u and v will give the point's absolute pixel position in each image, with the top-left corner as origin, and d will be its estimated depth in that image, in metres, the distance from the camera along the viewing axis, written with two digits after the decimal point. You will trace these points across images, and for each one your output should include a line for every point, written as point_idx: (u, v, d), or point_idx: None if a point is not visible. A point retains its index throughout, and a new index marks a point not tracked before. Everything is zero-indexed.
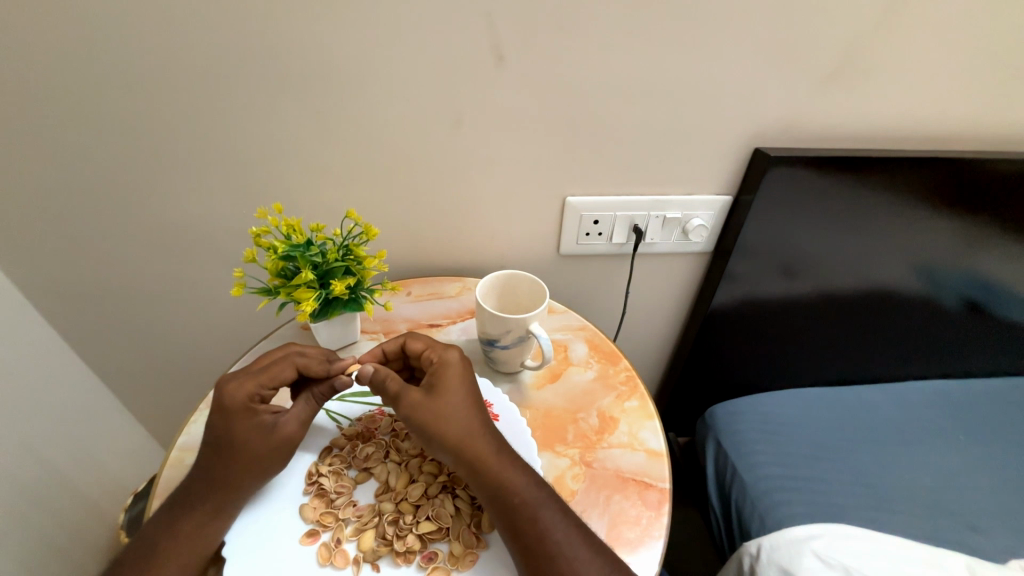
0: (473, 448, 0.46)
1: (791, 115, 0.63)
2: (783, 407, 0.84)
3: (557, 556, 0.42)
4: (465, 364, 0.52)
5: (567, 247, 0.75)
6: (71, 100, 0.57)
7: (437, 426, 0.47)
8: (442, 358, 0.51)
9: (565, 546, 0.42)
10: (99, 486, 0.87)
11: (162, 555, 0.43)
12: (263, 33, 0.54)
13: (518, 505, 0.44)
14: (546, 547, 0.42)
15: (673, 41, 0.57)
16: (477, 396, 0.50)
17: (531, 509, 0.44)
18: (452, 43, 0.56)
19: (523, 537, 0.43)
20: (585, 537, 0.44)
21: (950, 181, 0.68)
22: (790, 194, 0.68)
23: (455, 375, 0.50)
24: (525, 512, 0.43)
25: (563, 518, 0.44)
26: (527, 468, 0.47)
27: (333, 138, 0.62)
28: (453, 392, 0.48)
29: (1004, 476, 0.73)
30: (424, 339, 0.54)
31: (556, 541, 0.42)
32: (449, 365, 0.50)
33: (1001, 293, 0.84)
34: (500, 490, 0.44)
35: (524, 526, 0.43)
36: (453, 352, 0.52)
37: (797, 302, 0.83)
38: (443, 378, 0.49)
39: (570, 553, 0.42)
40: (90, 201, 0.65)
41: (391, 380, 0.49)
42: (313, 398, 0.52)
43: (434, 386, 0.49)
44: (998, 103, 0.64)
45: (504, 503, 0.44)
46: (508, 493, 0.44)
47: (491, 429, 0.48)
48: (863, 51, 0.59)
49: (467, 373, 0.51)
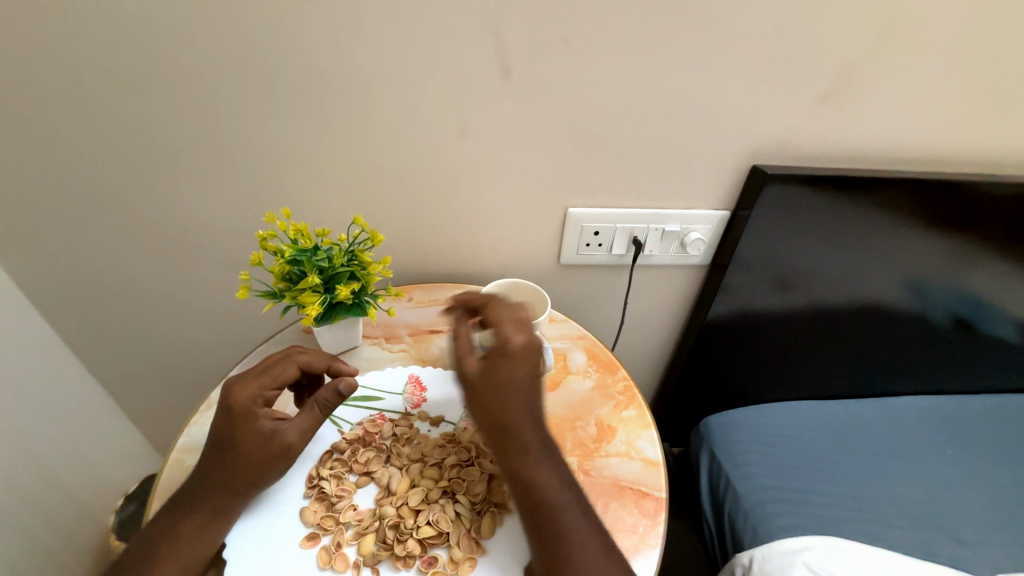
0: (513, 439, 0.45)
1: (787, 134, 0.65)
2: (776, 419, 0.85)
3: (569, 560, 0.42)
4: (528, 353, 0.47)
5: (567, 258, 0.76)
6: (82, 102, 0.58)
7: (482, 410, 0.46)
8: (504, 341, 0.47)
9: (579, 552, 0.42)
10: (93, 488, 0.86)
11: (161, 556, 0.44)
12: (274, 41, 0.55)
13: (539, 502, 0.44)
14: (559, 548, 0.42)
15: (675, 60, 0.59)
16: (533, 386, 0.47)
17: (554, 513, 0.43)
18: (460, 56, 0.57)
19: (539, 533, 0.43)
20: (605, 551, 0.43)
21: (941, 200, 0.70)
22: (785, 210, 0.69)
23: (514, 361, 0.46)
24: (547, 510, 0.44)
25: (584, 524, 0.44)
26: (561, 468, 0.46)
27: (340, 146, 0.63)
28: (507, 379, 0.46)
29: (992, 491, 0.74)
30: (504, 311, 0.51)
31: (571, 545, 0.42)
32: (508, 349, 0.47)
33: (990, 311, 0.86)
34: (526, 486, 0.44)
35: (542, 524, 0.43)
36: (522, 335, 0.48)
37: (791, 316, 0.84)
38: (499, 361, 0.46)
39: (585, 563, 0.42)
40: (95, 202, 0.66)
41: (459, 348, 0.49)
42: (317, 406, 0.49)
43: (488, 369, 0.46)
44: (987, 126, 0.66)
45: (528, 498, 0.44)
46: (532, 490, 0.44)
47: (537, 422, 0.46)
48: (858, 74, 0.61)
49: (529, 360, 0.47)
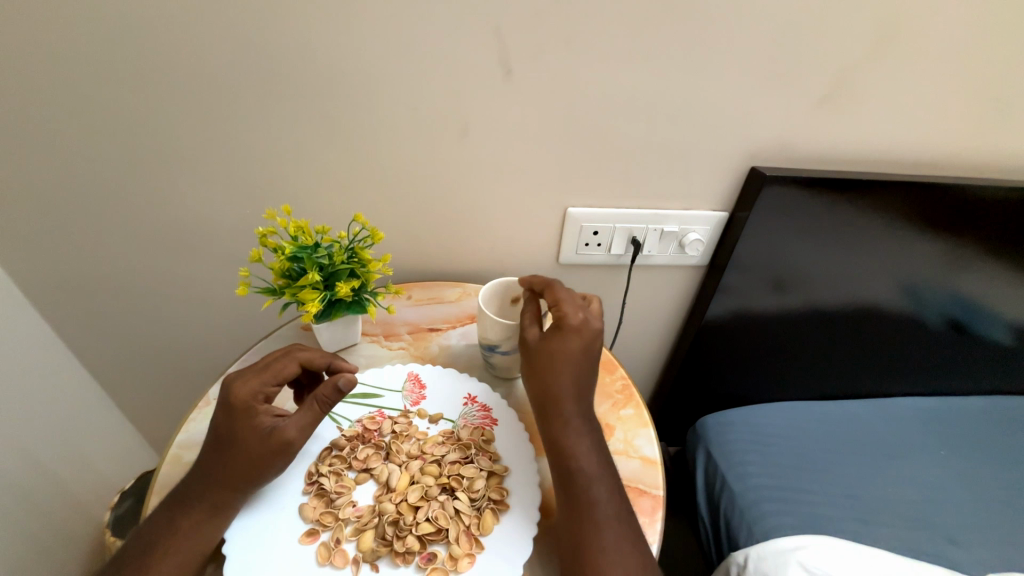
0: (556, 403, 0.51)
1: (786, 137, 0.66)
2: (771, 419, 0.86)
3: (590, 517, 0.46)
4: (582, 334, 0.52)
5: (566, 257, 0.76)
6: (81, 97, 0.58)
7: (534, 373, 0.53)
8: (560, 319, 0.53)
9: (599, 515, 0.46)
10: (88, 484, 0.86)
11: (161, 551, 0.44)
12: (276, 37, 0.55)
13: (571, 462, 0.49)
14: (582, 506, 0.46)
15: (675, 61, 0.59)
16: (583, 362, 0.52)
17: (585, 476, 0.48)
18: (461, 55, 0.57)
19: (568, 490, 0.48)
20: (624, 520, 0.47)
21: (936, 203, 0.71)
22: (783, 212, 0.70)
23: (569, 337, 0.52)
24: (578, 471, 0.48)
25: (610, 495, 0.47)
26: (596, 441, 0.51)
27: (340, 143, 0.63)
28: (560, 351, 0.52)
29: (983, 492, 0.75)
30: (564, 293, 0.56)
31: (594, 507, 0.46)
32: (566, 326, 0.52)
33: (984, 313, 0.87)
34: (562, 445, 0.50)
35: (572, 482, 0.48)
36: (581, 316, 0.53)
37: (788, 317, 0.85)
38: (556, 336, 0.53)
39: (605, 526, 0.45)
40: (93, 197, 0.65)
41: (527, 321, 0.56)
42: (316, 403, 0.49)
43: (545, 341, 0.53)
44: (983, 130, 0.67)
45: (562, 457, 0.49)
46: (566, 450, 0.49)
47: (581, 392, 0.52)
48: (856, 77, 0.61)
49: (582, 338, 0.52)
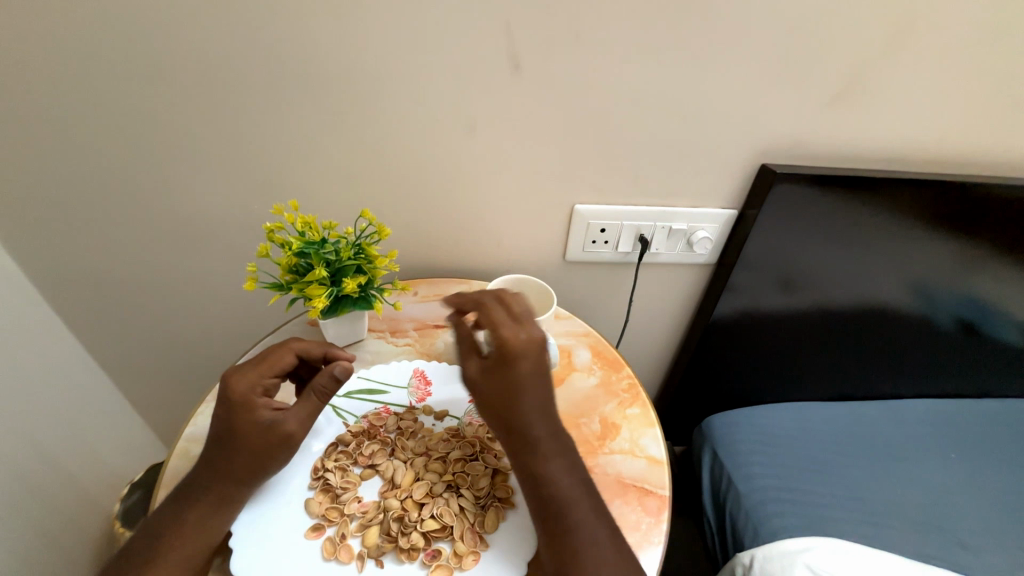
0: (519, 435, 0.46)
1: (797, 134, 0.65)
2: (779, 419, 0.85)
3: (579, 553, 0.42)
4: (530, 351, 0.48)
5: (573, 254, 0.76)
6: (90, 90, 0.58)
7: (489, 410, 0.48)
8: (500, 343, 0.48)
9: (590, 546, 0.42)
10: (97, 475, 0.87)
11: (168, 543, 0.44)
12: (284, 31, 0.55)
13: (549, 495, 0.45)
14: (569, 541, 0.43)
15: (686, 56, 0.58)
16: (540, 382, 0.47)
17: (564, 503, 0.44)
18: (469, 50, 0.57)
19: (550, 525, 0.44)
20: (612, 539, 0.44)
21: (950, 203, 0.70)
22: (793, 210, 0.69)
23: (516, 360, 0.47)
24: (558, 502, 0.44)
25: (595, 519, 0.44)
26: (572, 462, 0.47)
27: (347, 139, 0.63)
28: (513, 379, 0.47)
29: (995, 496, 0.74)
30: (496, 314, 0.50)
31: (582, 540, 0.43)
32: (508, 348, 0.47)
33: (997, 315, 0.86)
34: (537, 479, 0.45)
35: (554, 517, 0.44)
36: (521, 331, 0.49)
37: (796, 316, 0.84)
38: (501, 362, 0.47)
39: (593, 553, 0.42)
40: (102, 190, 0.66)
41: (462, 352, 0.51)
42: (315, 395, 0.49)
43: (492, 371, 0.48)
44: (1000, 128, 0.66)
45: (539, 491, 0.45)
46: (542, 483, 0.45)
47: (548, 417, 0.47)
48: (870, 74, 0.60)
49: (532, 356, 0.48)
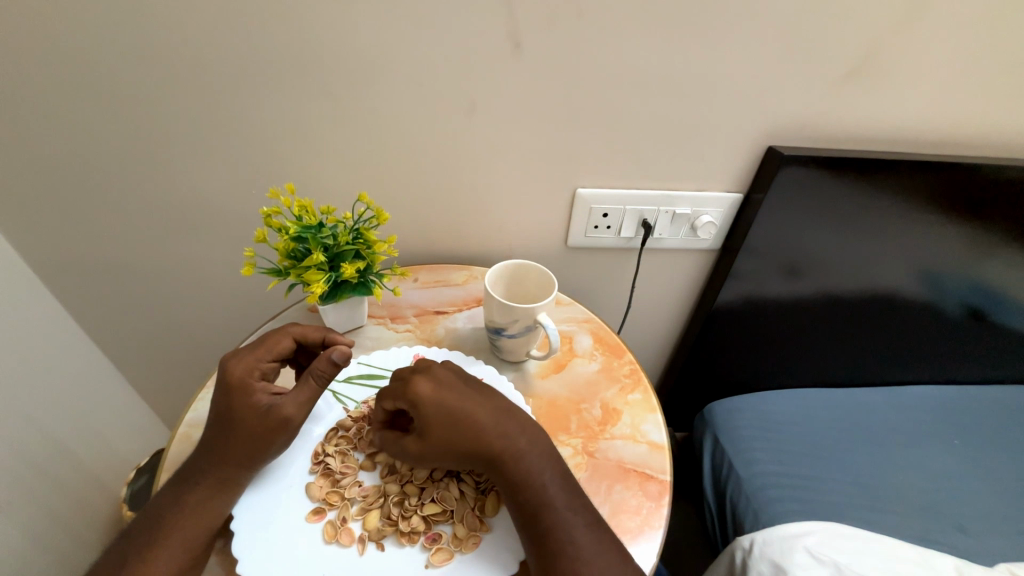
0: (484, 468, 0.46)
1: (804, 116, 0.64)
2: (781, 405, 0.85)
3: (563, 556, 0.42)
4: (438, 393, 0.47)
5: (575, 240, 0.75)
6: (83, 73, 0.57)
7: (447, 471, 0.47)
8: (409, 401, 0.47)
9: (572, 543, 0.42)
10: (104, 460, 0.87)
11: (171, 524, 0.44)
12: (278, 10, 0.54)
13: (523, 501, 0.44)
14: (551, 543, 0.42)
15: (692, 34, 0.57)
16: (471, 412, 0.46)
17: (538, 505, 0.44)
18: (468, 29, 0.56)
19: (531, 529, 0.43)
20: (590, 531, 0.44)
21: (958, 187, 0.68)
22: (800, 194, 0.68)
23: (437, 413, 0.46)
24: (533, 507, 0.44)
25: (573, 512, 0.44)
26: (547, 458, 0.47)
27: (346, 121, 0.62)
28: (439, 430, 0.46)
29: (998, 482, 0.73)
30: (392, 388, 0.50)
31: (564, 539, 0.42)
32: (422, 405, 0.46)
33: (1003, 300, 0.84)
34: (511, 487, 0.45)
35: (532, 519, 0.43)
36: (425, 381, 0.48)
37: (799, 303, 0.83)
38: (423, 423, 0.46)
39: (575, 548, 0.42)
40: (100, 176, 0.65)
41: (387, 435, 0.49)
42: (313, 378, 0.49)
43: (420, 430, 0.47)
44: (1011, 109, 0.64)
45: (515, 500, 0.44)
46: (517, 489, 0.45)
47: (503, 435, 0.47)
48: (879, 53, 0.59)
49: (443, 396, 0.47)
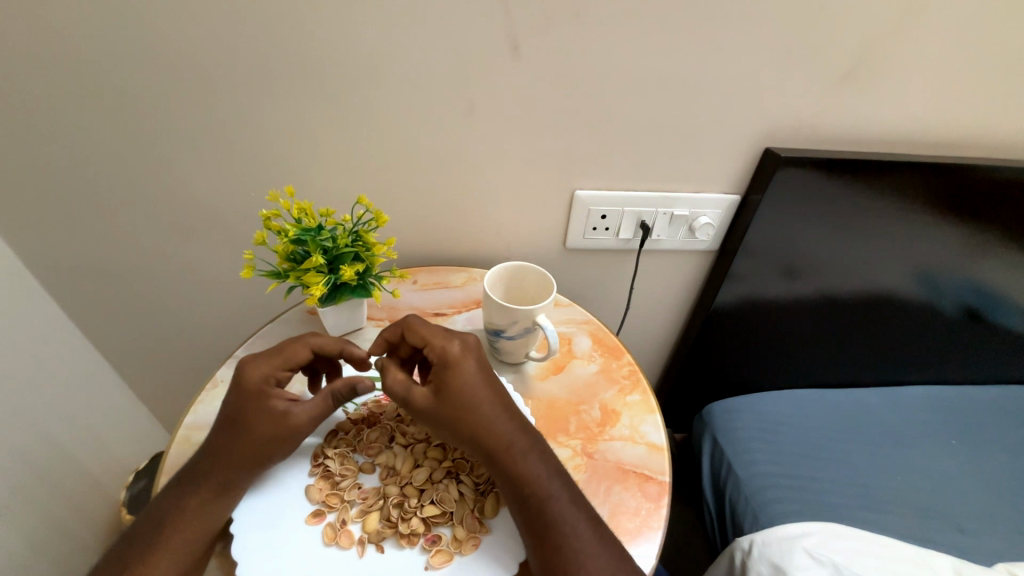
0: (491, 439, 0.46)
1: (801, 117, 0.64)
2: (780, 406, 0.85)
3: (564, 547, 0.42)
4: (468, 355, 0.49)
5: (573, 242, 0.75)
6: (83, 76, 0.57)
7: (450, 426, 0.47)
8: (440, 353, 0.49)
9: (573, 534, 0.43)
10: (103, 463, 0.87)
11: (171, 527, 0.44)
12: (276, 13, 0.54)
13: (525, 495, 0.44)
14: (553, 536, 0.43)
15: (688, 37, 0.57)
16: (488, 385, 0.49)
17: (540, 500, 0.44)
18: (466, 31, 0.56)
19: (532, 524, 0.43)
20: (592, 528, 0.44)
21: (954, 187, 0.69)
22: (797, 196, 0.68)
23: (462, 370, 0.48)
24: (534, 500, 0.44)
25: (573, 508, 0.44)
26: (545, 456, 0.47)
27: (344, 124, 0.62)
28: (458, 385, 0.47)
29: (996, 481, 0.74)
30: (424, 330, 0.51)
31: (565, 530, 0.43)
32: (451, 361, 0.48)
33: (1000, 300, 0.85)
34: (513, 480, 0.45)
35: (534, 514, 0.44)
36: (457, 342, 0.50)
37: (798, 304, 0.83)
38: (445, 377, 0.48)
39: (577, 542, 0.42)
40: (99, 179, 0.65)
41: (397, 380, 0.50)
42: (331, 396, 0.50)
43: (439, 379, 0.48)
44: (1006, 110, 0.64)
45: (516, 494, 0.45)
46: (519, 481, 0.45)
47: (511, 418, 0.48)
48: (875, 55, 0.59)
49: (472, 360, 0.49)
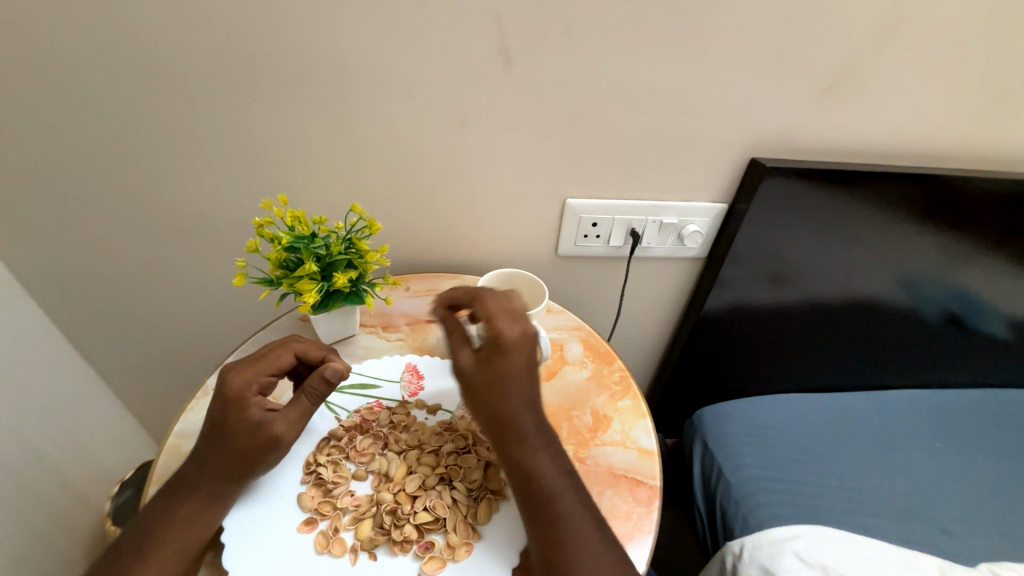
0: (512, 425, 0.46)
1: (785, 128, 0.65)
2: (769, 411, 0.86)
3: (565, 546, 0.42)
4: (522, 345, 0.47)
5: (565, 249, 0.76)
6: (75, 85, 0.57)
7: (476, 401, 0.47)
8: (497, 333, 0.48)
9: (575, 537, 0.43)
10: (88, 474, 0.86)
11: (160, 536, 0.44)
12: (271, 24, 0.55)
13: (534, 487, 0.45)
14: (556, 532, 0.43)
15: (675, 50, 0.59)
16: (526, 377, 0.47)
17: (548, 495, 0.45)
18: (459, 43, 0.57)
19: (537, 519, 0.44)
20: (596, 532, 0.44)
21: (937, 197, 0.70)
22: (783, 204, 0.70)
23: (509, 356, 0.47)
24: (543, 495, 0.45)
25: (580, 510, 0.45)
26: (557, 454, 0.47)
27: (337, 133, 0.63)
28: (505, 369, 0.47)
29: (977, 483, 0.75)
30: (493, 306, 0.49)
31: (568, 532, 0.43)
32: (502, 345, 0.47)
33: (982, 307, 0.87)
34: (524, 472, 0.46)
35: (541, 507, 0.44)
36: (517, 327, 0.48)
37: (786, 310, 0.85)
38: (491, 356, 0.47)
39: (577, 544, 0.43)
40: (89, 187, 0.65)
41: (451, 340, 0.50)
42: (305, 396, 0.49)
43: (486, 355, 0.47)
44: (982, 123, 0.67)
45: (524, 485, 0.46)
46: (529, 475, 0.46)
47: (535, 413, 0.48)
48: (856, 69, 0.61)
49: (525, 352, 0.48)
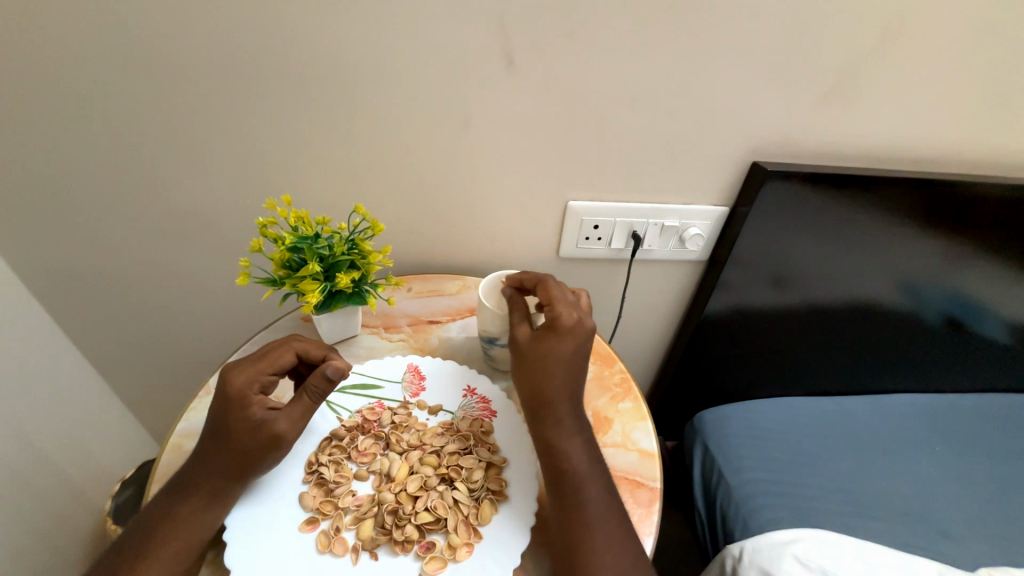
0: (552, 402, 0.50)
1: (787, 132, 0.66)
2: (769, 414, 0.86)
3: (585, 528, 0.45)
4: (575, 333, 0.51)
5: (566, 251, 0.76)
6: (80, 85, 0.57)
7: (523, 374, 0.51)
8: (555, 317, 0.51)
9: (595, 522, 0.45)
10: (88, 472, 0.86)
11: (162, 535, 0.44)
12: (276, 25, 0.55)
13: (563, 468, 0.48)
14: (576, 515, 0.45)
15: (677, 54, 0.59)
16: (573, 363, 0.51)
17: (576, 477, 0.47)
18: (462, 46, 0.57)
19: (561, 498, 0.46)
20: (616, 522, 0.46)
21: (938, 202, 0.71)
22: (785, 208, 0.70)
23: (562, 340, 0.50)
24: (571, 477, 0.47)
25: (604, 497, 0.47)
26: (587, 442, 0.50)
27: (340, 134, 0.63)
28: (556, 350, 0.50)
29: (977, 487, 0.75)
30: (557, 293, 0.53)
31: (589, 516, 0.45)
32: (557, 328, 0.50)
33: (982, 311, 0.87)
34: (555, 451, 0.48)
35: (567, 489, 0.47)
36: (574, 315, 0.52)
37: (787, 313, 0.85)
38: (546, 337, 0.51)
39: (596, 530, 0.45)
40: (93, 186, 0.65)
41: (514, 317, 0.55)
42: (306, 394, 0.48)
43: (541, 334, 0.51)
44: (984, 128, 0.67)
45: (554, 465, 0.48)
46: (559, 455, 0.48)
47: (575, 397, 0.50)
48: (857, 74, 0.61)
49: (578, 340, 0.51)
